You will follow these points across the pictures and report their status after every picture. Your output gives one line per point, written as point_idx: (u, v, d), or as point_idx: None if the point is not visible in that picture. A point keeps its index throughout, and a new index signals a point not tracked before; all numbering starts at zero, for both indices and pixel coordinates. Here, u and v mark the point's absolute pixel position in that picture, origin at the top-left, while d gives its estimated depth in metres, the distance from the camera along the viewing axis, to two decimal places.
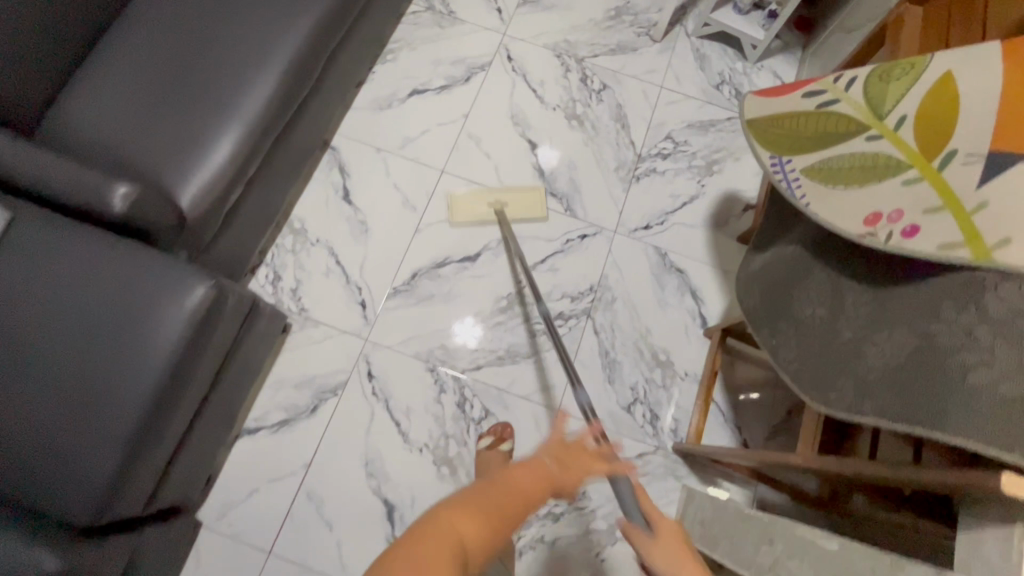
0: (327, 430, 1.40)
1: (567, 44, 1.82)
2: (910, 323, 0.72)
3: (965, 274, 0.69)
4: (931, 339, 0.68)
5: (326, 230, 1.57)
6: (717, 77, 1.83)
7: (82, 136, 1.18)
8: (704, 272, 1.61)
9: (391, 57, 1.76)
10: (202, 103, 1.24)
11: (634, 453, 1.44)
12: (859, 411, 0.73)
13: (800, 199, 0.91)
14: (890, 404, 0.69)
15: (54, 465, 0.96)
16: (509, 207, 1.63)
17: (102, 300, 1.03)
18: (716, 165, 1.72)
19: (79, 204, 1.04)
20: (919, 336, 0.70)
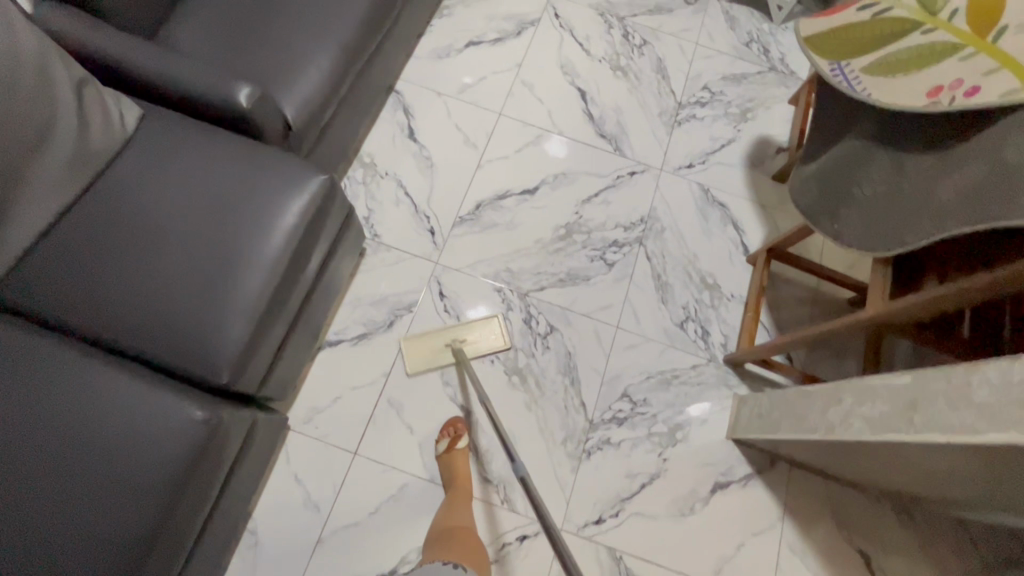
0: (403, 342, 1.49)
1: (608, 4, 1.97)
2: (977, 155, 0.86)
3: (998, 127, 0.85)
4: (1002, 158, 0.83)
5: (393, 164, 1.67)
6: (746, 36, 1.98)
7: (194, 49, 1.27)
8: (745, 207, 1.73)
9: (447, 13, 1.89)
10: (299, 21, 1.32)
11: (689, 365, 1.54)
12: (938, 231, 0.90)
13: (861, 92, 1.06)
14: (971, 215, 0.85)
15: (186, 329, 1.03)
16: (563, 146, 1.75)
17: (224, 187, 1.11)
18: (749, 113, 1.86)
19: (206, 101, 1.14)
20: (990, 161, 0.84)
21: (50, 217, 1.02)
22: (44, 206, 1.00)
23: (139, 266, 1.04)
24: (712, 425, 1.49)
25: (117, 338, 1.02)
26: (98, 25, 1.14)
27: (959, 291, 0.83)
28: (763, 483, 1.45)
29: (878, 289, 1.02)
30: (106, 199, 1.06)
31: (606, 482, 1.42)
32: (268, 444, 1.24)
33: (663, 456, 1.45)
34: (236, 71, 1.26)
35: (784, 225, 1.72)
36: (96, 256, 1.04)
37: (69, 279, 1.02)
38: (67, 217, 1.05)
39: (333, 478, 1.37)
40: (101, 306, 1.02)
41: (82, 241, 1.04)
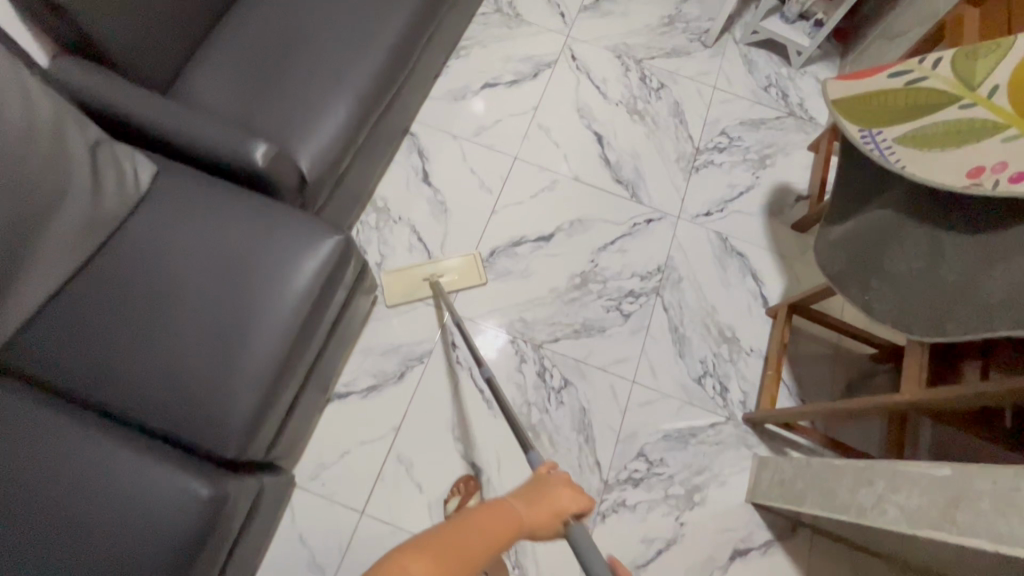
0: (414, 394, 1.45)
1: (626, 46, 1.96)
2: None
3: None
4: None
5: (407, 208, 1.65)
6: (765, 81, 1.96)
7: (209, 101, 1.25)
8: (764, 256, 1.70)
9: (464, 54, 1.88)
10: (315, 73, 1.30)
11: (707, 423, 1.49)
12: (986, 325, 0.87)
13: (895, 163, 1.01)
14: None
15: (195, 396, 1.00)
16: (579, 191, 1.73)
17: (239, 246, 1.08)
18: (768, 159, 1.83)
19: (222, 160, 1.12)
20: None
21: (61, 280, 1.00)
22: (54, 268, 0.98)
23: (150, 329, 1.02)
24: (731, 488, 1.44)
25: (123, 405, 0.98)
26: (116, 79, 1.12)
27: (1010, 390, 0.79)
28: (784, 551, 1.39)
29: (913, 371, 0.98)
30: (118, 260, 1.04)
31: (621, 547, 1.38)
32: (274, 507, 1.20)
33: (680, 520, 1.40)
34: (252, 123, 1.24)
35: (804, 276, 1.68)
36: (106, 321, 1.01)
37: (78, 343, 1.00)
38: (78, 280, 1.02)
39: (340, 539, 1.32)
40: (110, 372, 0.99)
41: (92, 304, 1.01)
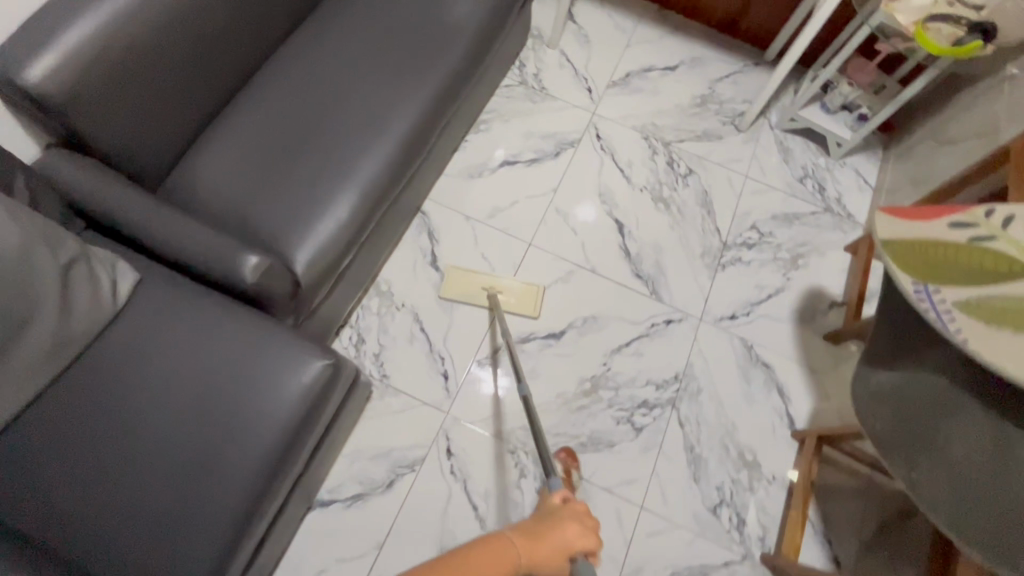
0: (402, 507, 1.34)
1: (654, 127, 1.86)
2: None
3: None
4: None
5: (412, 294, 1.56)
6: (801, 171, 1.84)
7: (208, 195, 1.20)
8: (792, 369, 1.57)
9: (484, 127, 1.80)
10: (320, 168, 1.25)
11: (720, 561, 1.36)
12: None
13: (956, 333, 0.88)
14: None
15: (153, 543, 0.90)
16: (595, 284, 1.62)
17: (228, 362, 1.01)
18: (801, 259, 1.71)
19: (210, 270, 1.04)
20: None
21: (21, 405, 0.91)
22: (14, 393, 0.89)
23: (112, 461, 0.93)
24: None
25: (78, 548, 0.89)
26: (108, 176, 1.07)
27: None
28: None
29: None
30: (88, 381, 0.96)
31: None
32: None
33: None
34: (249, 222, 1.18)
35: (836, 395, 1.54)
36: (66, 451, 0.92)
37: (41, 470, 0.91)
38: (40, 402, 0.94)
39: None
40: (63, 511, 0.90)
41: (54, 430, 0.93)
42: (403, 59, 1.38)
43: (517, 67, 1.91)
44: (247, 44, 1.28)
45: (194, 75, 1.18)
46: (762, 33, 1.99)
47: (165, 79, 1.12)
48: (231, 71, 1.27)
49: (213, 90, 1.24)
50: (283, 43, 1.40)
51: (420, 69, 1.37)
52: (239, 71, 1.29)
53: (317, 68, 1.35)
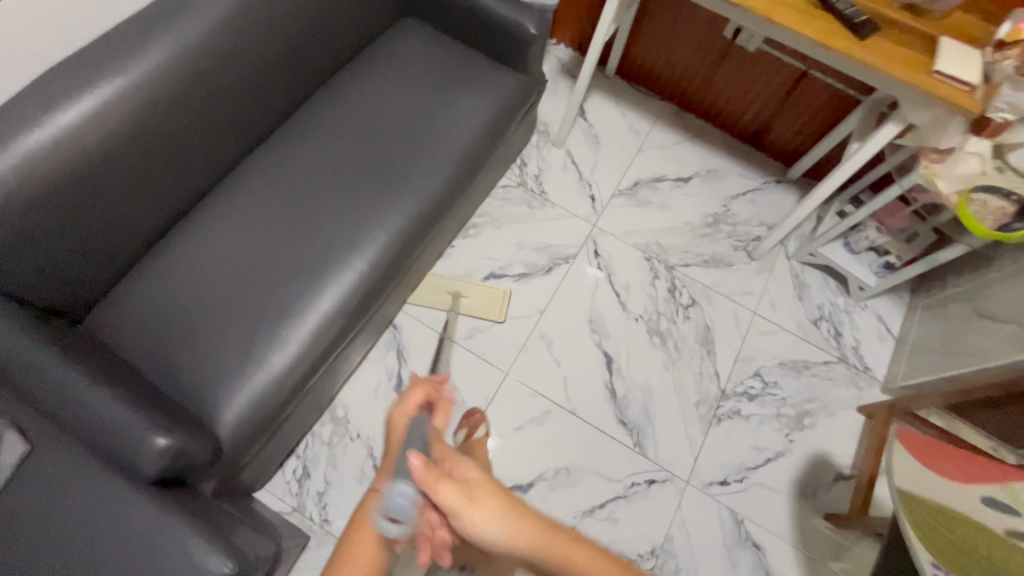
0: None
1: (658, 246, 1.71)
2: None
3: None
4: None
5: (369, 424, 1.42)
6: (816, 311, 1.67)
7: (136, 335, 1.10)
8: (785, 554, 1.38)
9: (474, 233, 1.67)
10: (264, 310, 1.14)
11: None
12: None
13: None
14: None
15: None
16: (573, 428, 1.46)
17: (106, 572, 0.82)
18: (807, 417, 1.53)
19: (108, 452, 0.89)
20: None
21: None
22: None
23: None
24: None
25: None
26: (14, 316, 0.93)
27: None
28: None
29: None
30: None
31: None
32: None
33: None
34: (177, 372, 1.08)
35: None
36: None
37: None
38: None
39: None
40: None
41: None
42: (373, 186, 1.28)
43: (517, 166, 1.78)
44: (201, 164, 1.18)
45: (134, 202, 1.08)
46: (786, 149, 1.84)
47: (98, 210, 1.02)
48: (179, 193, 1.17)
49: (157, 213, 1.14)
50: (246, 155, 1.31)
51: (391, 198, 1.28)
52: (189, 190, 1.19)
53: (281, 191, 1.25)
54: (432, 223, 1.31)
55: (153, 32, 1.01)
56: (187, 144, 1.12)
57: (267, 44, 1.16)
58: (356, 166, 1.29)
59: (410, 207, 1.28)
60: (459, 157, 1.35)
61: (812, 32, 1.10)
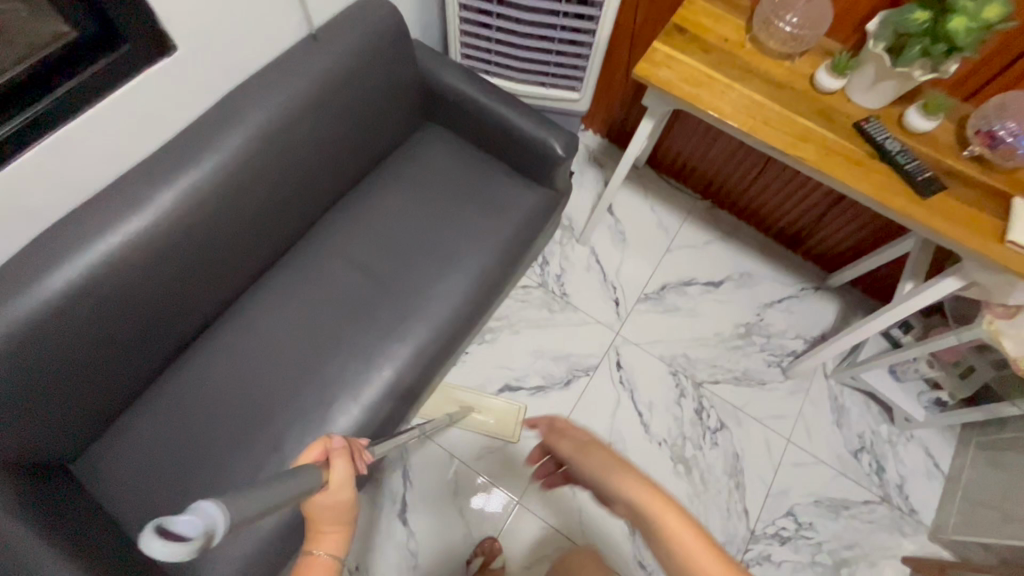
0: None
1: (685, 359, 1.61)
2: None
3: None
4: None
5: (371, 554, 1.34)
6: (856, 440, 1.54)
7: (129, 482, 1.06)
8: None
9: (490, 338, 1.59)
10: (261, 458, 1.09)
11: None
12: None
13: None
14: None
15: None
16: None
17: None
18: (845, 567, 1.40)
19: None
20: None
21: None
22: None
23: None
24: None
25: None
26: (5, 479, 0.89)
27: None
28: None
29: None
30: None
31: None
32: None
33: None
34: None
35: None
36: None
37: None
38: None
39: None
40: None
41: None
42: (383, 317, 1.22)
43: (539, 263, 1.71)
44: (204, 301, 1.16)
45: (135, 343, 1.06)
46: (828, 254, 1.71)
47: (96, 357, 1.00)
48: (178, 333, 1.14)
49: (159, 349, 1.12)
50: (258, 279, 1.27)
51: (398, 330, 1.21)
52: (192, 327, 1.16)
53: (283, 324, 1.21)
54: (440, 356, 1.23)
55: (150, 187, 1.00)
56: (189, 284, 1.10)
57: (269, 175, 1.13)
58: (369, 293, 1.24)
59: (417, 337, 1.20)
60: (470, 280, 1.26)
61: (867, 187, 1.01)
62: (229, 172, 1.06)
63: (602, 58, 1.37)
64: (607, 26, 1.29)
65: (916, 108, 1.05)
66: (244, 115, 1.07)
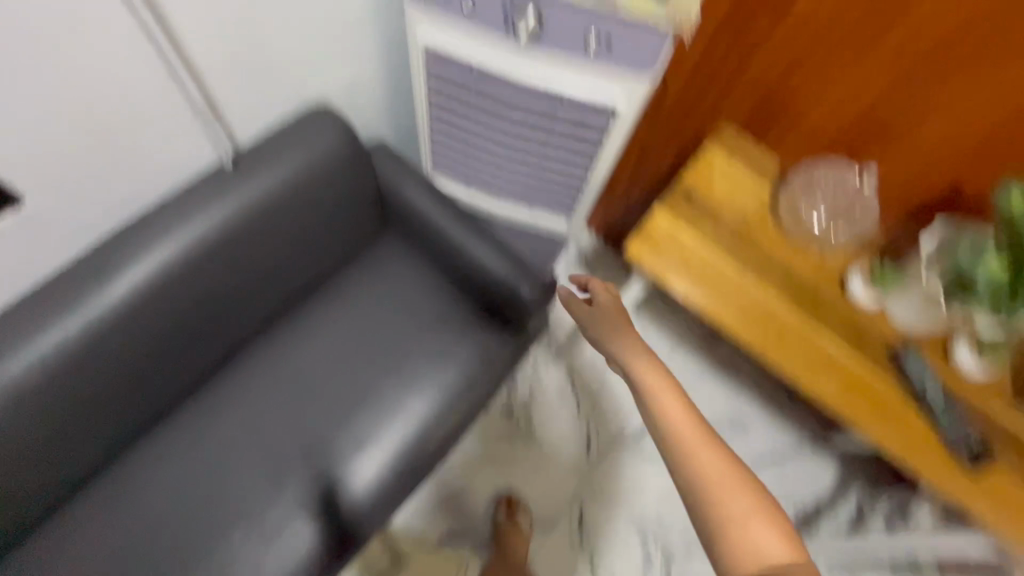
0: None
1: (659, 523, 1.40)
2: None
3: None
4: None
5: None
6: None
7: None
8: None
9: (443, 476, 1.40)
10: None
11: None
12: None
13: None
14: None
15: None
16: None
17: None
18: None
19: None
20: None
21: None
22: None
23: None
24: None
25: None
26: None
27: None
28: None
29: None
30: None
31: None
32: None
33: None
34: None
35: None
36: None
37: None
38: None
39: None
40: None
41: None
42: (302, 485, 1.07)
43: (507, 386, 1.49)
44: (76, 461, 0.98)
45: None
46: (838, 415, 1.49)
47: None
48: (41, 497, 0.97)
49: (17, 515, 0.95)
50: (160, 421, 1.10)
51: (311, 501, 1.07)
52: (63, 485, 0.99)
53: (184, 485, 1.06)
54: (352, 536, 1.06)
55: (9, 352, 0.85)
56: (54, 447, 0.93)
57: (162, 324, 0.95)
58: (289, 453, 1.09)
59: (332, 501, 1.07)
60: (396, 443, 1.10)
61: (895, 444, 0.85)
62: (111, 326, 0.90)
63: (583, 214, 1.13)
64: (594, 187, 1.04)
65: (966, 344, 0.88)
66: (139, 258, 0.90)
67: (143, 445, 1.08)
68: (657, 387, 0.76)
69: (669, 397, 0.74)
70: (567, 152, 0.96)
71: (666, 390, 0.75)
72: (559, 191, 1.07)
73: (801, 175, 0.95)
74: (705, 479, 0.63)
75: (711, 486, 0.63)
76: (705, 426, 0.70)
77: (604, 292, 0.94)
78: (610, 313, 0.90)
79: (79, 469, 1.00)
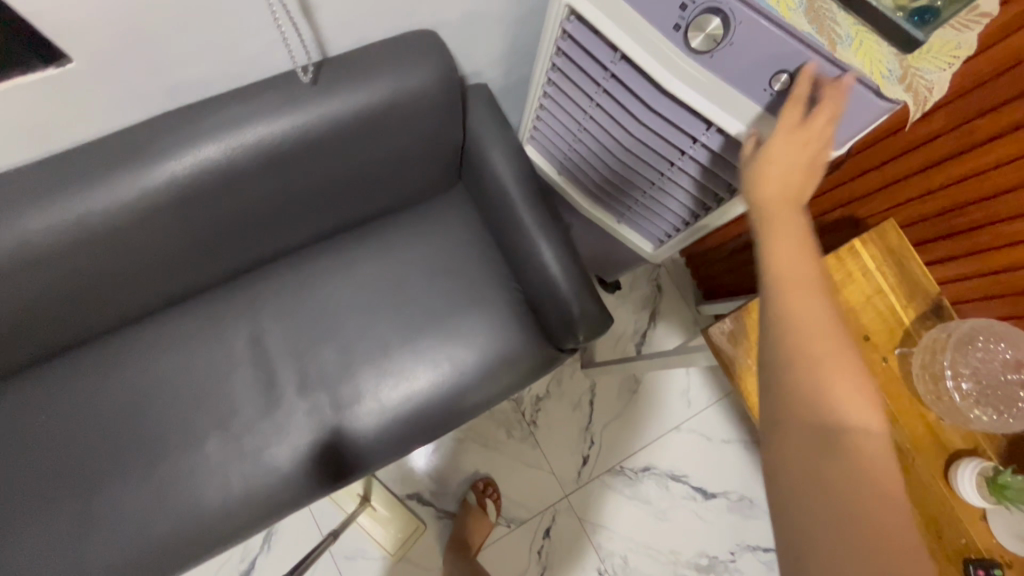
0: None
1: (622, 562, 1.34)
2: None
3: None
4: None
5: None
6: None
7: None
8: None
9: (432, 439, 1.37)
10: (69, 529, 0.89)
11: None
12: None
13: None
14: None
15: None
16: None
17: None
18: None
19: None
20: None
21: None
22: None
23: None
24: None
25: None
26: None
27: None
28: None
29: None
30: None
31: None
32: None
33: None
34: None
35: None
36: None
37: None
38: None
39: None
40: None
41: None
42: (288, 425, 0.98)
43: None
44: (81, 326, 0.91)
45: None
46: None
47: None
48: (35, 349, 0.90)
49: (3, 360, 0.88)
50: (171, 307, 1.00)
51: (289, 445, 0.97)
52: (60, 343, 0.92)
53: (172, 383, 0.97)
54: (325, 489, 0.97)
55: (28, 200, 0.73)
56: (45, 320, 0.86)
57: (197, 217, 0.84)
58: (287, 387, 1.00)
59: (286, 465, 0.96)
60: (381, 421, 0.99)
61: None
62: (138, 203, 0.78)
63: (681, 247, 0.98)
64: (704, 228, 0.89)
65: None
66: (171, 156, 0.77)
67: (122, 338, 0.98)
68: (795, 259, 0.50)
69: (836, 341, 0.46)
70: (690, 185, 0.81)
71: (812, 267, 0.49)
72: (666, 216, 0.92)
73: (959, 327, 0.72)
74: (811, 474, 0.44)
75: (829, 399, 0.45)
76: (846, 338, 0.47)
77: (785, 139, 0.54)
78: (789, 150, 0.54)
79: (77, 333, 0.92)
